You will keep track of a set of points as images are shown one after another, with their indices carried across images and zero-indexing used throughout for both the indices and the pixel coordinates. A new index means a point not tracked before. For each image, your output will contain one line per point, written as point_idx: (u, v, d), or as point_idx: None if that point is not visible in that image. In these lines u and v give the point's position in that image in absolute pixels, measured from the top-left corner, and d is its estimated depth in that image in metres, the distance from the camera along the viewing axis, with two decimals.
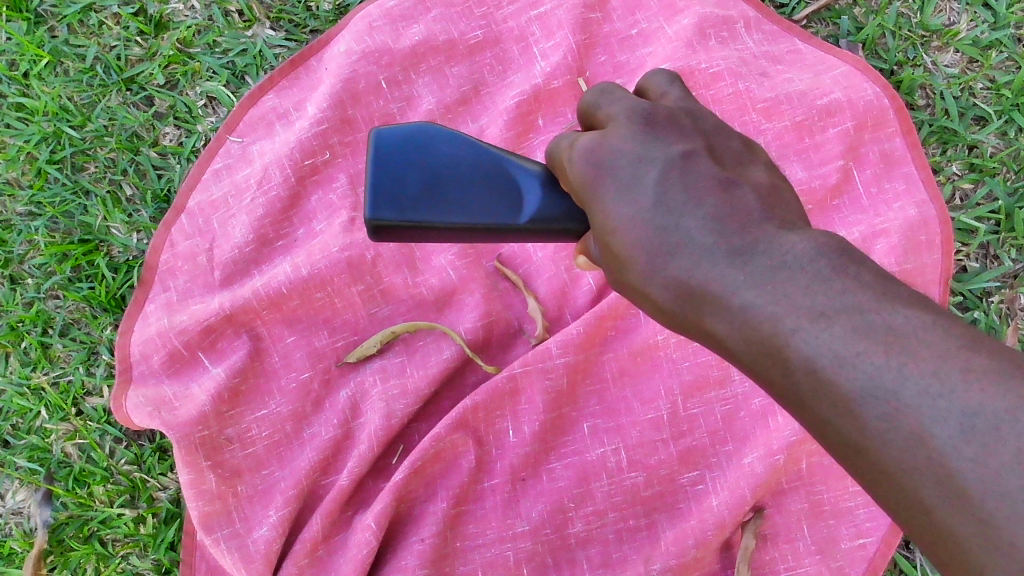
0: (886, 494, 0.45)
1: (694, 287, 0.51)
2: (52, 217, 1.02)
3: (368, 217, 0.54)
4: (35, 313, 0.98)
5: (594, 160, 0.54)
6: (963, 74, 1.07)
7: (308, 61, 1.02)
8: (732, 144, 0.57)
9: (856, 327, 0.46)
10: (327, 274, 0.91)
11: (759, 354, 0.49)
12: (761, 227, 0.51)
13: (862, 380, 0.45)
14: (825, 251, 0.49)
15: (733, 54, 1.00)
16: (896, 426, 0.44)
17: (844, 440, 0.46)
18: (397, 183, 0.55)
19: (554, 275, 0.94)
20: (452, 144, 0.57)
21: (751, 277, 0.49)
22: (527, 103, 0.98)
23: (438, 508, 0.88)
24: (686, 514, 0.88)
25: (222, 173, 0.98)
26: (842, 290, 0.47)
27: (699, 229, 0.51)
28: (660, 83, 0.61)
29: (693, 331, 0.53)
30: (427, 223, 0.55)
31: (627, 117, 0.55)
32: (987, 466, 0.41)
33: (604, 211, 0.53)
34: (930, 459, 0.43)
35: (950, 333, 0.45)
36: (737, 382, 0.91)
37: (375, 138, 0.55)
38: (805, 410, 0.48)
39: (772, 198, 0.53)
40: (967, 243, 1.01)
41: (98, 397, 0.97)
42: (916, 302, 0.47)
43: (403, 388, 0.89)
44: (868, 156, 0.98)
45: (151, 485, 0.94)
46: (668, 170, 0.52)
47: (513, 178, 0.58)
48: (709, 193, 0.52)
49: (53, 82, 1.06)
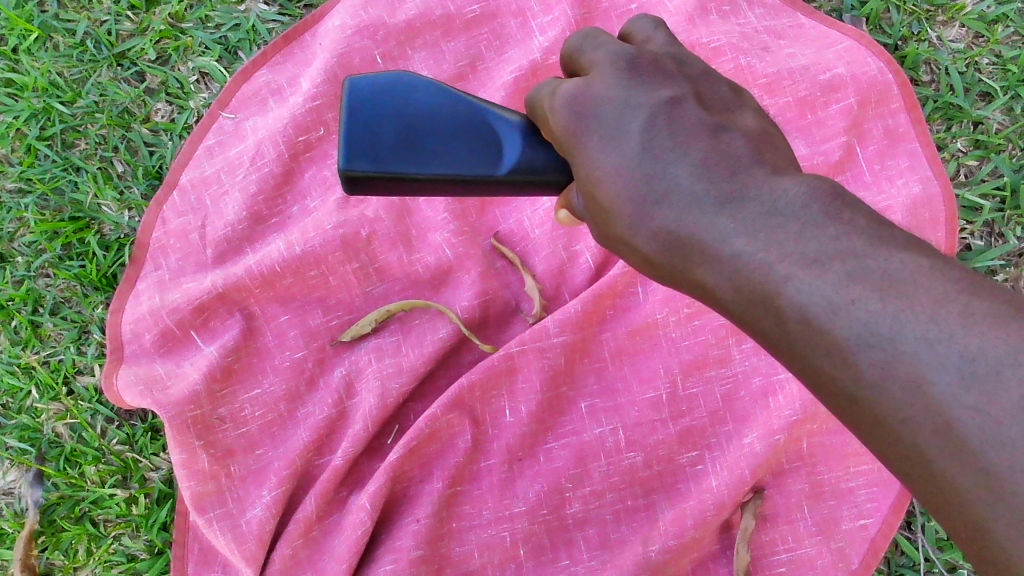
0: (881, 442, 0.45)
1: (682, 236, 0.50)
2: (42, 194, 1.00)
3: (341, 168, 0.54)
4: (25, 291, 0.97)
5: (577, 109, 0.53)
6: (969, 49, 1.05)
7: (302, 36, 1.00)
8: (719, 89, 0.56)
9: (851, 273, 0.45)
10: (322, 252, 0.89)
11: (750, 303, 0.48)
12: (752, 172, 0.50)
13: (858, 328, 0.44)
14: (818, 195, 0.48)
15: (734, 28, 0.99)
16: (894, 373, 0.43)
17: (838, 391, 0.46)
18: (372, 132, 0.54)
19: (552, 253, 0.92)
20: (429, 92, 0.56)
21: (742, 224, 0.48)
22: (525, 79, 0.96)
23: (434, 488, 0.86)
24: (685, 494, 0.87)
25: (214, 150, 0.96)
26: (835, 235, 0.46)
27: (687, 176, 0.50)
28: (644, 28, 0.60)
29: (682, 282, 0.52)
30: (402, 174, 0.54)
31: (611, 63, 0.54)
32: (987, 414, 0.41)
33: (589, 162, 0.52)
34: (929, 406, 0.43)
35: (948, 277, 0.45)
36: (737, 361, 0.90)
37: (349, 87, 0.55)
38: (798, 359, 0.47)
39: (762, 142, 0.53)
40: (971, 220, 1.00)
41: (90, 377, 0.96)
42: (910, 246, 0.47)
43: (398, 366, 0.88)
44: (872, 132, 0.96)
45: (144, 466, 0.93)
46: (655, 117, 0.51)
47: (492, 128, 0.56)
48: (698, 139, 0.51)
49: (42, 57, 1.04)
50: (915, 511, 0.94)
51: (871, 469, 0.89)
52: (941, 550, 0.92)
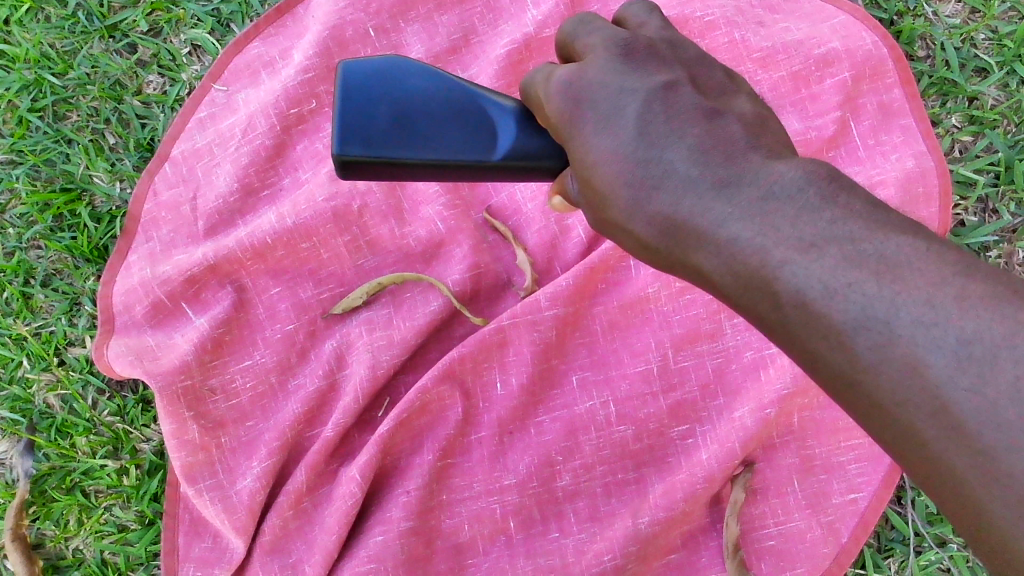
0: (878, 426, 0.45)
1: (677, 222, 0.50)
2: (33, 165, 1.00)
3: (335, 153, 0.53)
4: (16, 263, 0.97)
5: (572, 93, 0.52)
6: (965, 25, 1.04)
7: (294, 9, 1.00)
8: (714, 75, 0.56)
9: (847, 256, 0.45)
10: (313, 224, 0.89)
11: (746, 288, 0.48)
12: (747, 156, 0.50)
13: (854, 311, 0.44)
14: (814, 178, 0.48)
15: (728, 2, 0.98)
16: (890, 357, 0.43)
17: (835, 374, 0.46)
18: (366, 117, 0.54)
19: (544, 226, 0.92)
20: (423, 77, 0.56)
21: (738, 209, 0.48)
22: (518, 52, 0.95)
23: (424, 460, 0.86)
24: (675, 467, 0.87)
25: (206, 122, 0.96)
26: (832, 219, 0.47)
27: (683, 161, 0.50)
28: (638, 13, 0.59)
29: (677, 267, 0.52)
30: (396, 159, 0.54)
31: (604, 49, 0.54)
32: (984, 396, 0.41)
33: (584, 147, 0.52)
34: (926, 390, 0.42)
35: (943, 260, 0.44)
36: (729, 336, 0.89)
37: (343, 72, 0.54)
38: (795, 344, 0.47)
39: (756, 127, 0.53)
40: (965, 196, 0.99)
41: (81, 348, 0.96)
42: (906, 229, 0.47)
43: (389, 339, 0.88)
44: (866, 107, 0.96)
45: (135, 436, 0.94)
46: (650, 102, 0.51)
47: (487, 114, 0.56)
48: (693, 124, 0.51)
49: (34, 29, 1.04)
50: (906, 486, 0.94)
51: (862, 444, 0.89)
52: (931, 525, 0.92)
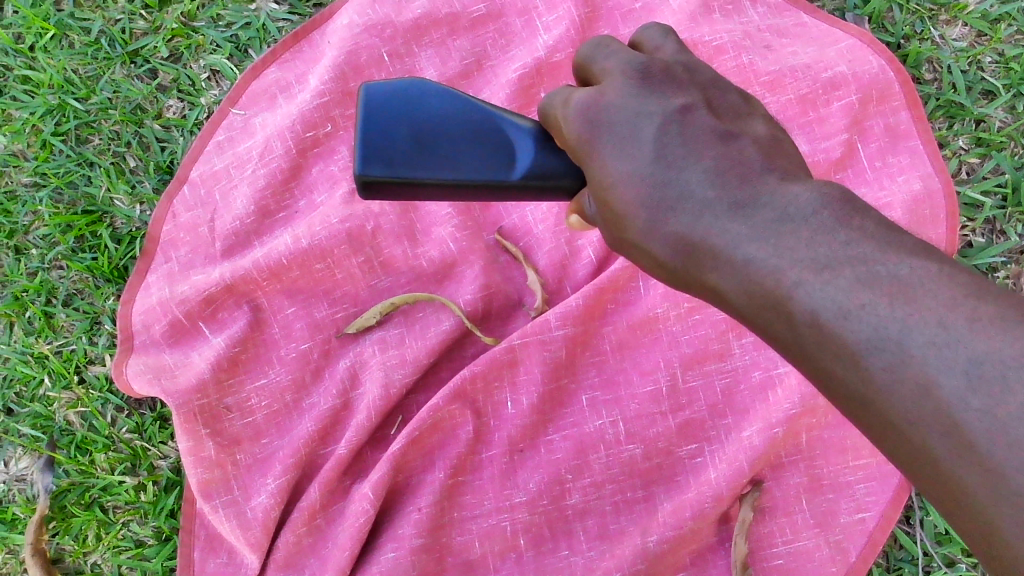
0: (893, 445, 0.46)
1: (694, 242, 0.51)
2: (56, 187, 1.03)
3: (357, 173, 0.56)
4: (39, 283, 1.00)
5: (590, 118, 0.54)
6: (972, 48, 1.05)
7: (311, 34, 1.02)
8: (729, 97, 0.57)
9: (860, 278, 0.46)
10: (327, 246, 0.91)
11: (762, 307, 0.50)
12: (762, 178, 0.51)
13: (867, 332, 0.45)
14: (828, 201, 0.49)
15: (737, 27, 0.99)
16: (902, 377, 0.44)
17: (849, 393, 0.47)
18: (387, 137, 0.56)
19: (554, 247, 0.94)
20: (443, 98, 0.57)
21: (753, 230, 0.49)
22: (529, 77, 0.97)
23: (436, 478, 0.88)
24: (684, 486, 0.88)
25: (224, 145, 0.98)
26: (845, 241, 0.48)
27: (699, 183, 0.51)
28: (654, 36, 0.61)
29: (694, 287, 0.53)
30: (416, 178, 0.56)
31: (622, 72, 0.56)
32: (994, 417, 0.42)
33: (603, 169, 0.54)
34: (938, 410, 0.43)
35: (956, 281, 0.45)
36: (737, 355, 0.91)
37: (366, 93, 0.56)
38: (810, 363, 0.49)
39: (772, 149, 0.54)
40: (972, 218, 1.00)
41: (101, 366, 0.98)
42: (919, 251, 0.48)
43: (401, 358, 0.89)
44: (873, 130, 0.97)
45: (152, 453, 0.96)
46: (667, 125, 0.53)
47: (506, 134, 0.58)
48: (708, 145, 0.52)
49: (58, 55, 1.07)
50: (914, 506, 0.94)
51: (870, 464, 0.90)
52: (940, 545, 0.93)
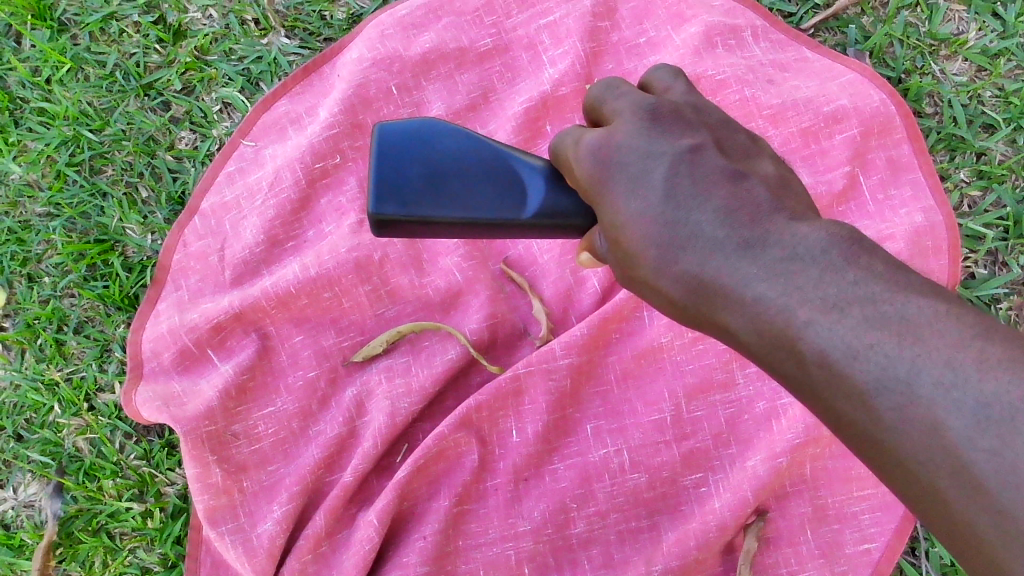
0: (903, 484, 0.47)
1: (705, 281, 0.52)
2: (69, 217, 1.04)
3: (372, 212, 0.57)
4: (50, 310, 1.01)
5: (602, 157, 0.55)
6: (972, 82, 1.07)
7: (321, 68, 1.04)
8: (738, 138, 0.59)
9: (868, 318, 0.48)
10: (335, 274, 0.92)
11: (772, 347, 0.51)
12: (771, 218, 0.52)
13: (875, 372, 0.47)
14: (836, 240, 0.51)
15: (740, 61, 1.01)
16: (911, 417, 0.45)
17: (859, 432, 0.48)
18: (400, 176, 0.57)
19: (560, 277, 0.95)
20: (456, 137, 0.59)
21: (762, 269, 0.51)
22: (535, 109, 0.99)
23: (441, 506, 0.88)
24: (688, 516, 0.88)
25: (235, 176, 0.99)
26: (854, 280, 0.49)
27: (709, 222, 0.53)
28: (664, 77, 0.63)
29: (706, 325, 0.54)
30: (429, 217, 0.57)
31: (632, 112, 0.57)
32: (1003, 457, 0.42)
33: (614, 208, 0.54)
34: (946, 450, 0.44)
35: (963, 321, 0.46)
36: (741, 386, 0.91)
37: (379, 133, 0.58)
38: (821, 403, 0.50)
39: (779, 188, 0.55)
40: (974, 249, 1.01)
41: (110, 394, 0.99)
42: (927, 290, 0.49)
43: (407, 387, 0.90)
44: (875, 163, 0.98)
45: (160, 480, 0.96)
46: (677, 164, 0.54)
47: (516, 171, 0.59)
48: (718, 185, 0.54)
49: (74, 87, 1.09)
50: (918, 537, 0.94)
51: (875, 494, 0.90)
52: None
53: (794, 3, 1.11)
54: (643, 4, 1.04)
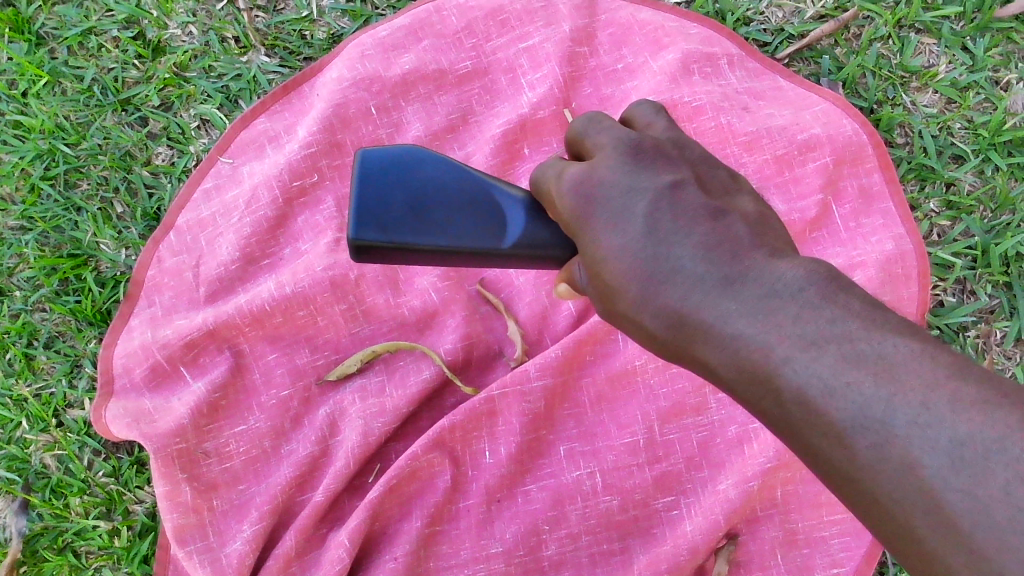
0: (878, 522, 0.48)
1: (685, 316, 0.53)
2: (42, 231, 1.04)
3: (352, 237, 0.57)
4: (21, 325, 1.00)
5: (583, 192, 0.56)
6: (942, 114, 1.09)
7: (300, 87, 1.04)
8: (718, 174, 0.60)
9: (846, 356, 0.48)
10: (311, 293, 0.92)
11: (749, 382, 0.51)
12: (751, 254, 0.53)
13: (853, 411, 0.47)
14: (813, 278, 0.52)
15: (716, 88, 1.02)
16: (887, 456, 0.46)
17: (835, 470, 0.49)
18: (381, 203, 0.58)
19: (535, 299, 0.95)
20: (439, 166, 0.59)
21: (742, 305, 0.51)
22: (513, 132, 1.00)
23: (413, 527, 0.88)
24: (660, 538, 0.88)
25: (211, 193, 0.99)
26: (831, 318, 0.50)
27: (690, 258, 0.53)
28: (645, 113, 0.64)
29: (684, 359, 0.55)
30: (410, 244, 0.58)
31: (614, 147, 0.58)
32: (976, 497, 0.43)
33: (595, 241, 0.55)
34: (921, 489, 0.45)
35: (938, 361, 0.47)
36: (714, 410, 0.92)
37: (362, 159, 0.58)
38: (798, 439, 0.50)
39: (759, 225, 0.56)
40: (943, 278, 1.03)
41: (80, 410, 0.98)
42: (902, 329, 0.50)
43: (381, 406, 0.90)
44: (847, 191, 1.00)
45: (128, 498, 0.95)
46: (658, 200, 0.55)
47: (497, 202, 0.60)
48: (699, 222, 0.54)
49: (50, 101, 1.08)
50: (886, 562, 0.95)
51: (845, 519, 0.90)
52: None
53: (769, 33, 1.13)
54: (621, 30, 1.06)
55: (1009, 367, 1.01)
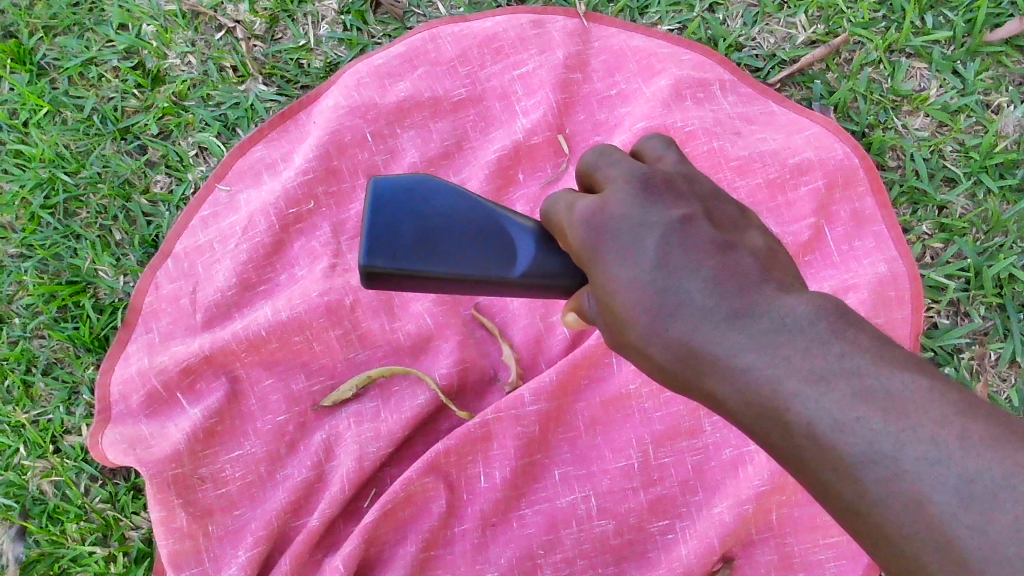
0: (888, 558, 0.48)
1: (694, 349, 0.53)
2: (42, 258, 1.05)
3: (362, 264, 0.59)
4: (19, 351, 1.01)
5: (594, 225, 0.57)
6: (933, 137, 1.10)
7: (298, 115, 1.06)
8: (728, 209, 0.60)
9: (854, 391, 0.49)
10: (306, 318, 0.92)
11: (759, 416, 0.52)
12: (760, 289, 0.54)
13: (862, 445, 0.48)
14: (822, 312, 0.52)
15: (708, 113, 1.03)
16: (897, 491, 0.46)
17: (844, 504, 0.49)
18: (392, 230, 0.59)
19: (529, 323, 0.96)
20: (449, 196, 0.61)
21: (750, 339, 0.52)
22: (507, 158, 1.01)
23: (408, 551, 0.88)
24: (655, 562, 0.88)
25: (209, 220, 1.00)
26: (840, 353, 0.50)
27: (699, 291, 0.54)
28: (656, 147, 0.65)
29: (692, 390, 0.55)
30: (419, 271, 0.59)
31: (625, 181, 0.58)
32: (984, 533, 0.44)
33: (605, 272, 0.56)
34: (930, 525, 0.45)
35: (946, 398, 0.48)
36: (708, 433, 0.92)
37: (374, 187, 0.59)
38: (807, 473, 0.51)
39: (769, 260, 0.56)
40: (937, 300, 1.03)
41: (77, 436, 0.99)
42: (910, 365, 0.50)
43: (376, 431, 0.90)
44: (840, 214, 1.00)
45: (124, 524, 0.96)
46: (669, 234, 0.55)
47: (506, 231, 0.61)
48: (708, 256, 0.55)
49: (51, 130, 1.10)
50: None
51: (842, 542, 0.90)
52: None
53: (761, 59, 1.14)
54: (614, 57, 1.07)
55: (1004, 388, 1.01)
